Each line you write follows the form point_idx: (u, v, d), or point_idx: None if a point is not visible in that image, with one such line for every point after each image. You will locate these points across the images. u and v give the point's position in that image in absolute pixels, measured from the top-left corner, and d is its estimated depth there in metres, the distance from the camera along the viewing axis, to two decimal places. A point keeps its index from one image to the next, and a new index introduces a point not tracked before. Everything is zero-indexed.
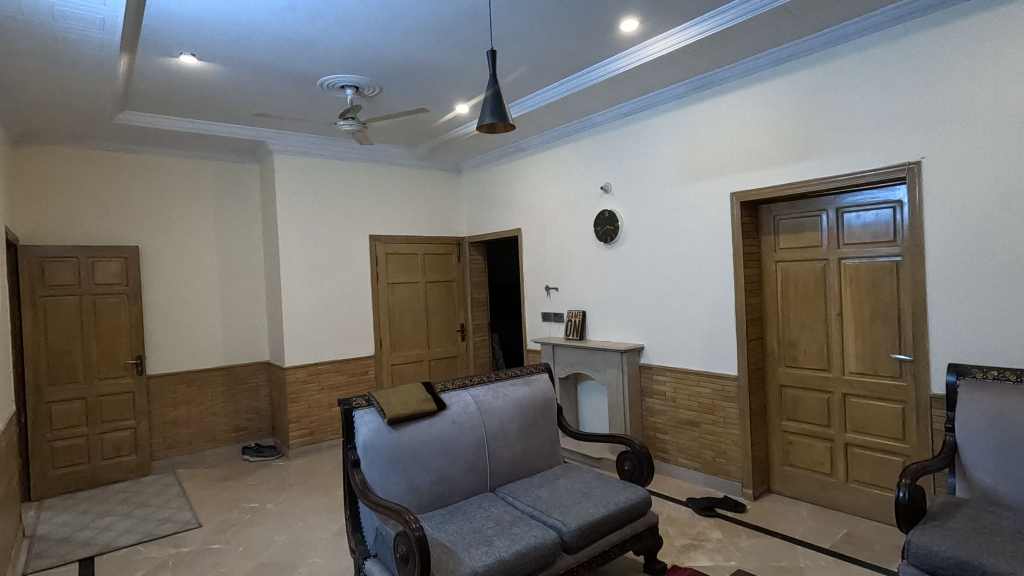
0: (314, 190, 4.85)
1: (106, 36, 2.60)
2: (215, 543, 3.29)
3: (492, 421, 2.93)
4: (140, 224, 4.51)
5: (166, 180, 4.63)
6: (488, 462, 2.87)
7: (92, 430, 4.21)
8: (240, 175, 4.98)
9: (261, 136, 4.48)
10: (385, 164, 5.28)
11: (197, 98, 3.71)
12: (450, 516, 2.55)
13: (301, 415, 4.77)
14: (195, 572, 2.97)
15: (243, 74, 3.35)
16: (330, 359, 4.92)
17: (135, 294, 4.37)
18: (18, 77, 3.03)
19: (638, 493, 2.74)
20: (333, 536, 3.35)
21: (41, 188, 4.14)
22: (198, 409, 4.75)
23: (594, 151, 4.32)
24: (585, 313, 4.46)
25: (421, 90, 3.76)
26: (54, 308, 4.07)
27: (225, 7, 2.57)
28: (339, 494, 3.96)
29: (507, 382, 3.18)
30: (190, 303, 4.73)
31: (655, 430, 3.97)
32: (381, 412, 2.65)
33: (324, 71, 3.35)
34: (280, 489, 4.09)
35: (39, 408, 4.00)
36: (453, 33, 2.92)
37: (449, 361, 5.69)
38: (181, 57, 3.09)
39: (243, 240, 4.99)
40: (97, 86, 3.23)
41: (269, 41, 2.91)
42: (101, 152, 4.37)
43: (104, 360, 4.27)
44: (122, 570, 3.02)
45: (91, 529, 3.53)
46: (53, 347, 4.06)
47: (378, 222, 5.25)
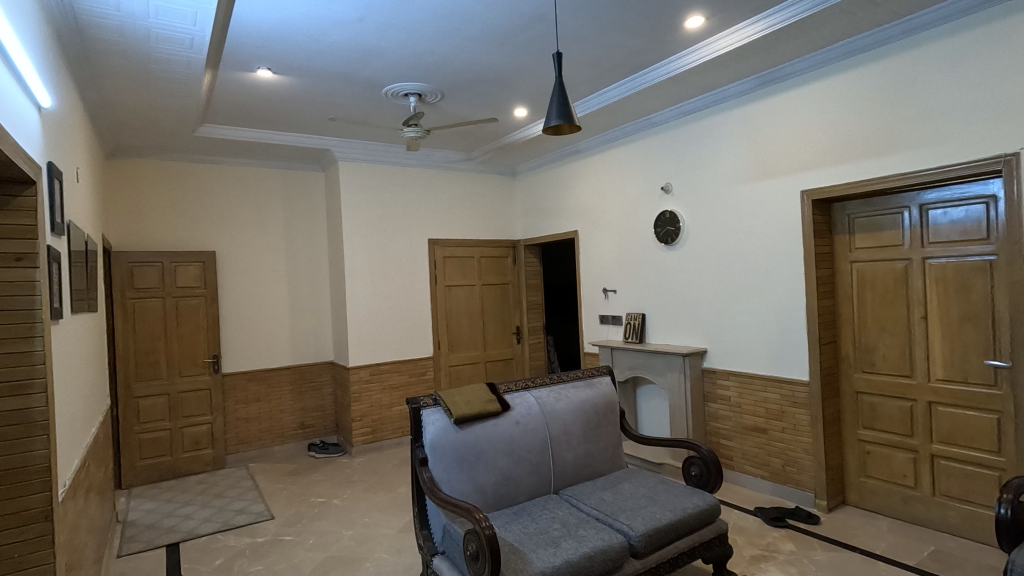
0: (376, 195, 5.00)
1: (194, 55, 2.78)
2: (287, 534, 3.44)
3: (555, 422, 2.93)
4: (216, 231, 4.77)
5: (238, 188, 4.88)
6: (552, 463, 2.87)
7: (175, 424, 4.49)
8: (306, 182, 5.20)
9: (326, 145, 4.66)
10: (443, 169, 5.38)
11: (270, 109, 3.90)
12: (516, 516, 2.57)
13: (364, 413, 4.92)
14: (269, 562, 3.11)
15: (313, 85, 3.50)
16: (390, 360, 5.05)
17: (212, 296, 4.64)
18: (115, 95, 3.27)
19: (706, 499, 2.67)
20: (398, 532, 3.43)
21: (131, 198, 4.46)
22: (268, 406, 4.97)
23: (654, 151, 4.26)
24: (644, 316, 4.40)
25: (481, 95, 3.81)
26: (142, 310, 4.37)
27: (301, 22, 2.70)
28: (400, 492, 4.05)
29: (569, 384, 3.17)
30: (261, 305, 4.96)
31: (718, 436, 3.86)
32: (447, 411, 2.70)
33: (388, 80, 3.46)
34: (345, 485, 4.23)
35: (128, 402, 4.30)
36: (517, 38, 2.95)
37: (505, 363, 5.72)
38: (258, 71, 3.26)
39: (309, 245, 5.20)
40: (182, 102, 3.45)
41: (340, 52, 3.03)
42: (183, 163, 4.66)
43: (185, 358, 4.54)
44: (204, 556, 3.20)
45: (174, 517, 3.76)
46: (140, 345, 4.36)
47: (435, 226, 5.35)
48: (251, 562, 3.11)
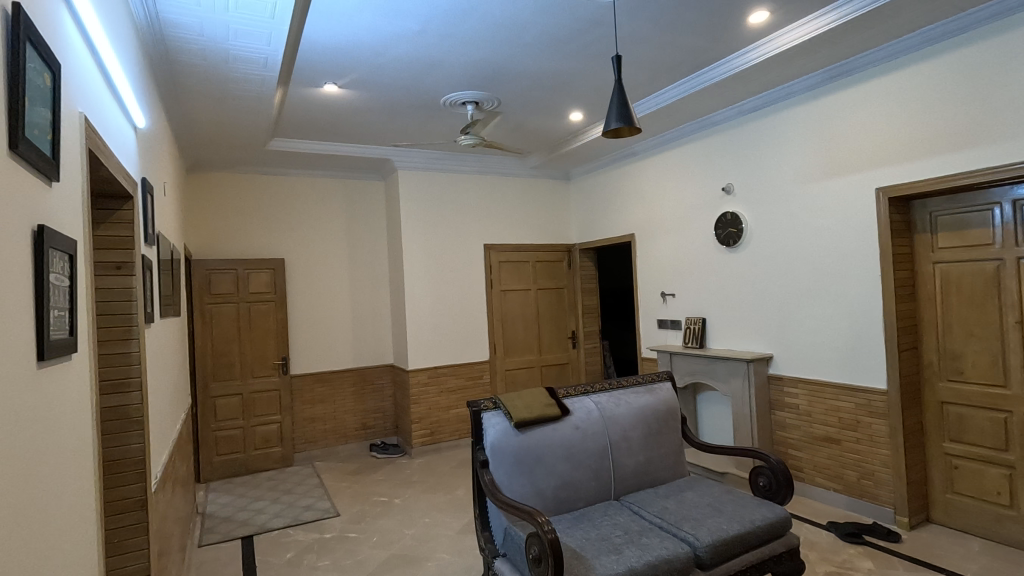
0: (433, 202, 5.12)
1: (267, 74, 2.95)
2: (351, 531, 3.56)
3: (615, 428, 2.90)
4: (284, 239, 5.02)
5: (304, 198, 5.12)
6: (612, 470, 2.84)
7: (247, 422, 4.74)
8: (367, 190, 5.38)
9: (386, 155, 4.82)
10: (499, 175, 5.44)
11: (335, 122, 4.07)
12: (576, 522, 2.55)
13: (423, 416, 5.02)
14: (336, 557, 3.23)
15: (375, 98, 3.63)
16: (447, 364, 5.14)
17: (281, 301, 4.88)
18: (196, 114, 3.51)
19: (776, 512, 2.56)
20: (457, 533, 3.48)
21: (209, 210, 4.76)
22: (332, 407, 5.17)
23: (714, 152, 4.15)
24: (705, 320, 4.28)
25: (536, 102, 3.83)
26: (218, 314, 4.65)
27: (365, 38, 2.81)
28: (459, 494, 4.10)
29: (629, 390, 3.13)
30: (326, 310, 5.17)
31: (786, 446, 3.69)
32: (507, 414, 2.72)
33: (447, 90, 3.55)
34: (405, 485, 4.33)
35: (206, 401, 4.58)
36: (574, 42, 2.95)
37: (560, 368, 5.71)
38: (324, 86, 3.41)
39: (370, 251, 5.38)
40: (255, 118, 3.66)
41: (401, 64, 3.13)
42: (255, 176, 4.93)
43: (257, 360, 4.79)
44: (275, 549, 3.36)
45: (248, 510, 3.97)
46: (216, 347, 4.64)
47: (491, 232, 5.42)
48: (319, 557, 3.23)
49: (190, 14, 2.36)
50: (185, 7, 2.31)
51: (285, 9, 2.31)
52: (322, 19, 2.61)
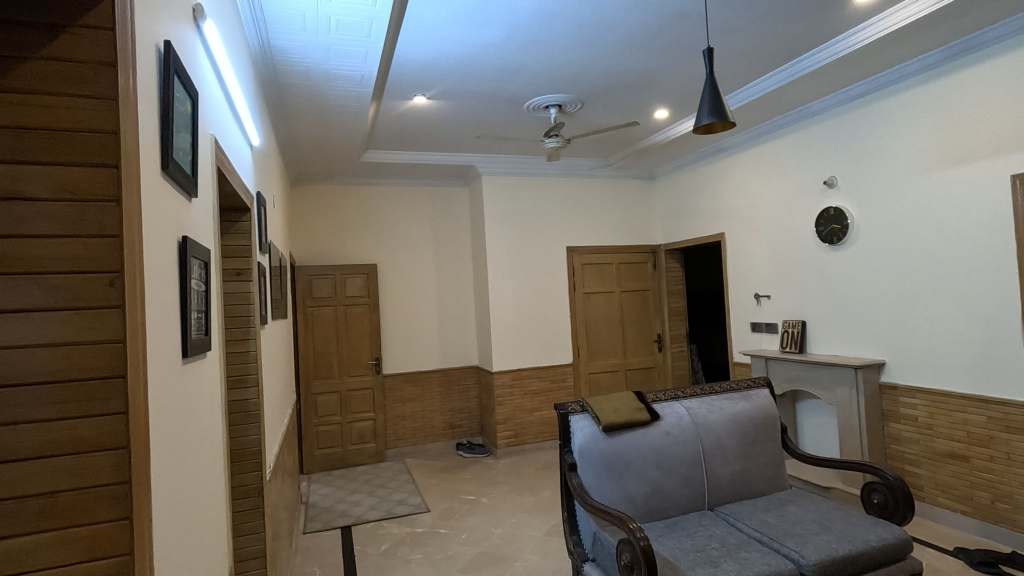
0: (516, 206, 5.19)
1: (363, 90, 3.13)
2: (441, 528, 3.67)
3: (708, 435, 2.79)
4: (377, 246, 5.29)
5: (395, 206, 5.37)
6: (705, 478, 2.73)
7: (344, 418, 5.02)
8: (453, 197, 5.55)
9: (470, 162, 4.95)
10: (581, 177, 5.42)
11: (423, 132, 4.24)
12: (669, 530, 2.48)
13: (507, 417, 5.09)
14: (428, 551, 3.34)
15: (462, 106, 3.74)
16: (531, 366, 5.17)
17: (374, 304, 5.14)
18: (300, 132, 3.80)
19: (894, 533, 2.35)
20: (544, 535, 3.49)
21: (311, 219, 5.11)
22: (421, 406, 5.36)
23: (814, 143, 3.88)
24: (805, 323, 4.00)
25: (620, 101, 3.78)
26: (318, 317, 4.98)
27: (455, 49, 2.91)
28: (544, 497, 4.11)
29: (723, 396, 3.00)
30: (415, 313, 5.39)
31: (902, 461, 3.37)
32: (595, 418, 2.69)
33: (530, 94, 3.59)
34: (491, 485, 4.41)
35: (309, 398, 4.91)
36: (660, 38, 2.88)
37: (645, 372, 5.57)
38: (414, 99, 3.57)
39: (455, 255, 5.54)
40: (352, 132, 3.90)
41: (487, 73, 3.21)
42: (350, 186, 5.24)
43: (353, 360, 5.08)
44: (372, 540, 3.53)
45: (346, 502, 4.21)
46: (317, 348, 4.96)
47: (574, 235, 5.39)
48: (412, 550, 3.36)
49: (296, 38, 2.55)
50: (293, 32, 2.50)
51: (381, 26, 2.45)
52: (414, 34, 2.74)
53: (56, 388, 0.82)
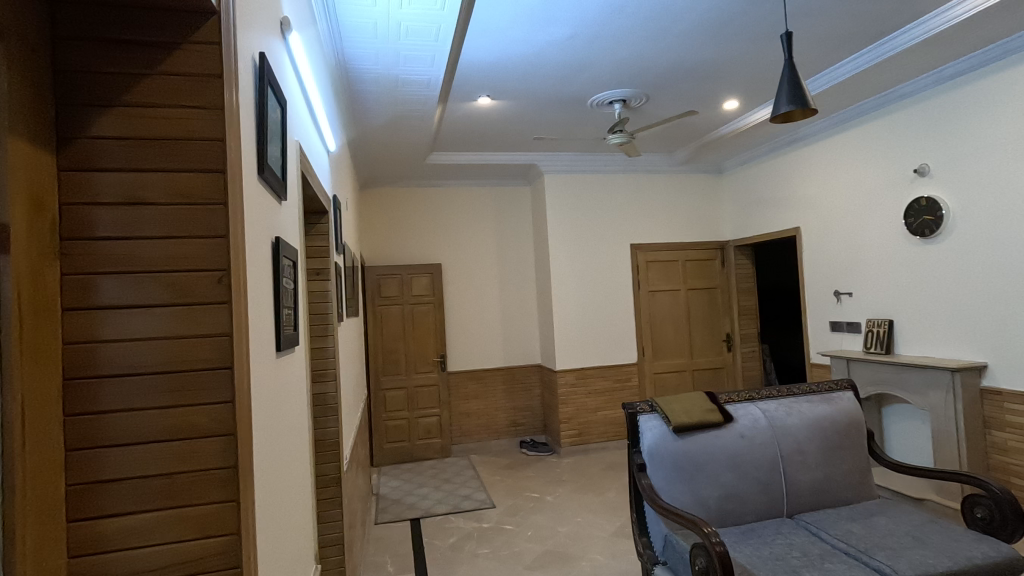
0: (579, 204, 5.15)
1: (430, 93, 3.21)
2: (507, 524, 3.70)
3: (786, 439, 2.66)
4: (441, 246, 5.40)
5: (458, 207, 5.46)
6: (784, 484, 2.60)
7: (411, 414, 5.17)
8: (515, 196, 5.58)
9: (533, 160, 4.95)
10: (646, 173, 5.31)
11: (487, 133, 4.29)
12: (745, 537, 2.38)
13: (571, 416, 5.06)
14: (495, 546, 3.38)
15: (525, 106, 3.76)
16: (595, 365, 5.12)
17: (439, 303, 5.25)
18: (370, 137, 3.94)
19: (1001, 550, 2.15)
20: (610, 535, 3.45)
21: (379, 221, 5.30)
22: (485, 404, 5.44)
23: (902, 129, 3.62)
24: (893, 322, 3.73)
25: (688, 92, 3.67)
26: (387, 315, 5.15)
27: (519, 48, 2.92)
28: (610, 497, 4.06)
29: (802, 398, 2.85)
30: (478, 311, 5.46)
31: (1009, 474, 3.07)
32: (665, 419, 2.63)
33: (594, 91, 3.56)
34: (556, 483, 4.40)
35: (378, 393, 5.08)
36: (732, 25, 2.78)
37: (714, 372, 5.39)
38: (479, 99, 3.61)
39: (518, 254, 5.57)
40: (418, 136, 4.00)
41: (551, 71, 3.21)
42: (416, 188, 5.38)
43: (419, 357, 5.21)
44: (440, 533, 3.61)
45: (414, 495, 4.33)
46: (386, 345, 5.13)
47: (638, 232, 5.29)
48: (479, 544, 3.41)
49: (369, 46, 2.64)
50: (365, 41, 2.60)
51: (448, 29, 2.49)
52: (480, 35, 2.77)
53: (171, 378, 0.89)
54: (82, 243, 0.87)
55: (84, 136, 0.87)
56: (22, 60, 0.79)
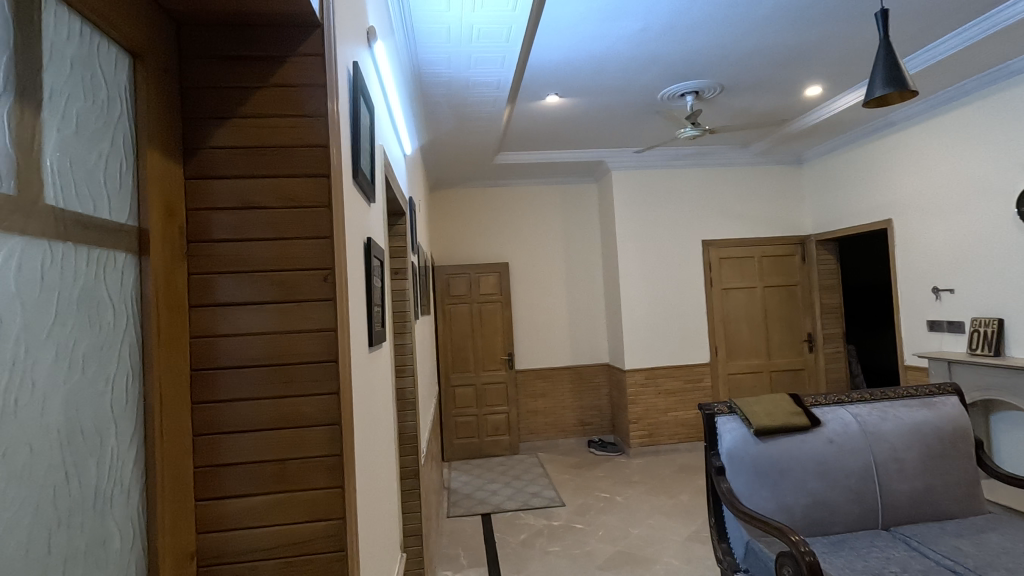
0: (647, 200, 5.04)
1: (499, 94, 3.25)
2: (578, 523, 3.68)
3: (881, 446, 2.49)
4: (508, 245, 5.45)
5: (525, 206, 5.49)
6: (878, 494, 2.43)
7: (480, 411, 5.25)
8: (582, 193, 5.54)
9: (600, 157, 4.89)
10: (718, 166, 5.12)
11: (554, 131, 4.29)
12: (836, 548, 2.24)
13: (640, 416, 4.96)
14: (566, 545, 3.38)
15: (594, 103, 3.73)
16: (665, 365, 4.99)
17: (507, 302, 5.30)
18: (441, 140, 4.03)
19: None
20: (685, 540, 3.35)
21: (448, 221, 5.42)
22: (552, 402, 5.44)
23: (1013, 109, 3.28)
24: (1003, 322, 3.37)
25: (766, 81, 3.51)
26: (456, 314, 5.26)
27: (588, 45, 2.90)
28: (683, 500, 3.95)
29: (897, 403, 2.67)
30: (545, 310, 5.47)
31: None
32: (745, 421, 2.53)
33: (665, 84, 3.48)
34: (626, 484, 4.33)
35: (448, 390, 5.20)
36: (816, 6, 2.63)
37: (794, 374, 5.12)
38: (547, 98, 3.61)
39: (585, 252, 5.53)
40: (487, 136, 4.05)
41: (621, 66, 3.17)
42: (483, 188, 5.46)
43: (488, 355, 5.29)
44: (511, 529, 3.65)
45: (484, 490, 4.40)
46: (455, 343, 5.24)
47: (710, 227, 5.11)
48: (550, 542, 3.42)
49: (442, 51, 2.70)
50: (438, 46, 2.66)
51: (519, 29, 2.51)
52: (550, 34, 2.78)
53: (282, 370, 0.95)
54: (202, 245, 0.94)
55: (206, 147, 0.95)
56: (157, 79, 0.87)
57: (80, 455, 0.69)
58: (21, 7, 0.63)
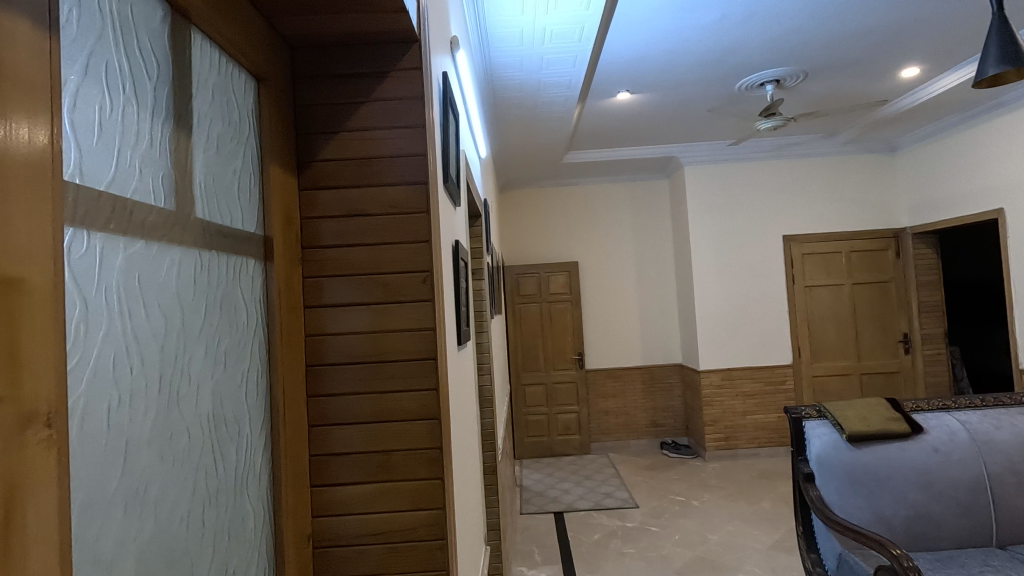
0: (723, 195, 4.87)
1: (569, 93, 3.25)
2: (653, 525, 3.62)
3: (995, 456, 2.28)
4: (577, 244, 5.43)
5: (594, 204, 5.45)
6: (992, 509, 2.23)
7: (550, 410, 5.27)
8: (653, 190, 5.43)
9: (672, 152, 4.77)
10: (800, 157, 4.86)
11: (626, 128, 4.23)
12: (943, 567, 2.08)
13: (717, 418, 4.80)
14: (641, 547, 3.33)
15: (667, 98, 3.65)
16: (743, 366, 4.80)
17: (576, 301, 5.30)
18: (511, 141, 4.08)
19: None
20: (768, 548, 3.22)
21: (517, 222, 5.48)
22: (624, 402, 5.37)
23: None
24: None
25: (856, 64, 3.29)
26: (526, 313, 5.31)
27: (663, 38, 2.84)
28: (765, 507, 3.78)
29: (1014, 410, 2.44)
30: (616, 309, 5.41)
31: None
32: (837, 426, 2.40)
33: (743, 74, 3.35)
34: (702, 488, 4.21)
35: (519, 388, 5.26)
36: None
37: (887, 377, 4.79)
38: (617, 95, 3.57)
39: (656, 250, 5.42)
40: (557, 136, 4.06)
41: (697, 58, 3.08)
42: (552, 188, 5.48)
43: (558, 354, 5.30)
44: (584, 529, 3.64)
45: (556, 489, 4.41)
46: (526, 342, 5.29)
47: (792, 222, 4.87)
48: (625, 543, 3.38)
49: (515, 55, 2.74)
50: (511, 49, 2.70)
51: (592, 28, 2.50)
52: (624, 30, 2.74)
53: (384, 366, 1.01)
54: (314, 251, 1.02)
55: (317, 160, 1.02)
56: (277, 100, 0.95)
57: (224, 442, 0.77)
58: (176, 43, 0.72)
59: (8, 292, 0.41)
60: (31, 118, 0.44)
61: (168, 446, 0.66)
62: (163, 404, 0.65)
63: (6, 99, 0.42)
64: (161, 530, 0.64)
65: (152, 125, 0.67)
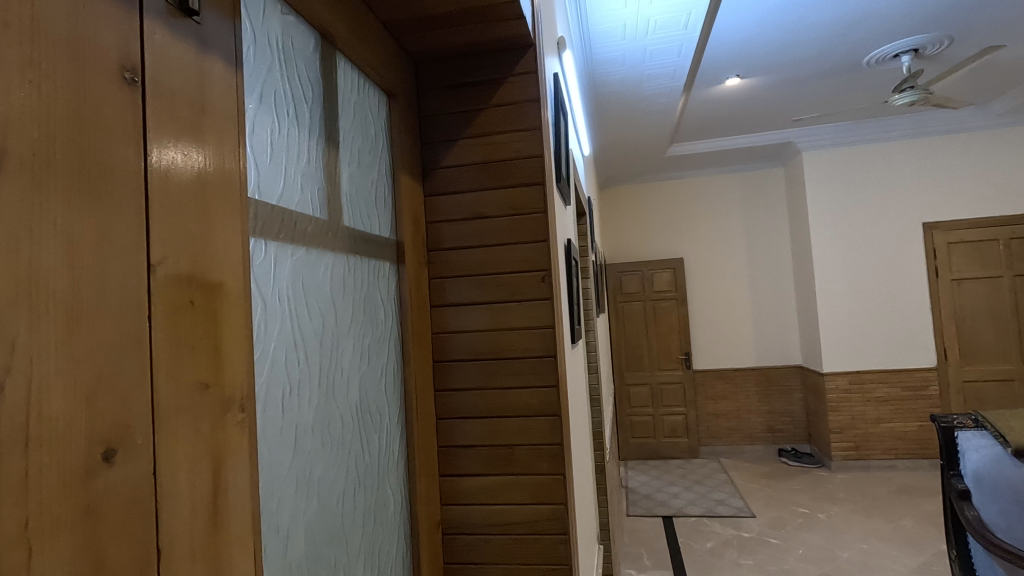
0: (847, 181, 4.45)
1: (673, 84, 3.15)
2: (773, 537, 3.39)
3: None
4: (682, 240, 5.23)
5: (700, 198, 5.23)
6: None
7: (656, 411, 5.12)
8: (765, 180, 5.09)
9: (787, 138, 4.44)
10: (943, 134, 4.32)
11: (735, 115, 4.01)
12: None
13: (844, 426, 4.40)
14: (760, 559, 3.14)
15: (781, 80, 3.42)
16: (876, 369, 4.35)
17: (682, 298, 5.10)
18: (613, 137, 4.02)
19: None
20: (911, 572, 2.90)
21: (618, 219, 5.40)
22: (736, 405, 5.09)
23: None
24: None
25: (1014, 21, 2.87)
26: (628, 311, 5.20)
27: (779, 16, 2.65)
28: (906, 526, 3.40)
29: None
30: (726, 306, 5.14)
31: None
32: (999, 437, 2.05)
33: (872, 48, 3.04)
34: (829, 501, 3.87)
35: (622, 388, 5.17)
36: None
37: None
38: (726, 81, 3.39)
39: (769, 243, 5.08)
40: (660, 129, 3.94)
41: (818, 34, 2.85)
42: (654, 182, 5.33)
43: (663, 354, 5.14)
44: (696, 536, 3.49)
45: (664, 492, 4.27)
46: (629, 341, 5.18)
47: (935, 208, 4.32)
48: (741, 554, 3.20)
49: (618, 49, 2.71)
50: (613, 43, 2.66)
51: (699, 12, 2.40)
52: (735, 13, 2.60)
53: (504, 364, 1.05)
54: (437, 253, 1.08)
55: (440, 167, 1.08)
56: (404, 113, 1.02)
57: (368, 431, 0.84)
58: (325, 67, 0.79)
59: (211, 294, 0.47)
60: (224, 144, 0.50)
61: (326, 432, 0.73)
62: (322, 394, 0.73)
63: (206, 128, 0.48)
64: (323, 508, 0.71)
65: (309, 144, 0.75)
